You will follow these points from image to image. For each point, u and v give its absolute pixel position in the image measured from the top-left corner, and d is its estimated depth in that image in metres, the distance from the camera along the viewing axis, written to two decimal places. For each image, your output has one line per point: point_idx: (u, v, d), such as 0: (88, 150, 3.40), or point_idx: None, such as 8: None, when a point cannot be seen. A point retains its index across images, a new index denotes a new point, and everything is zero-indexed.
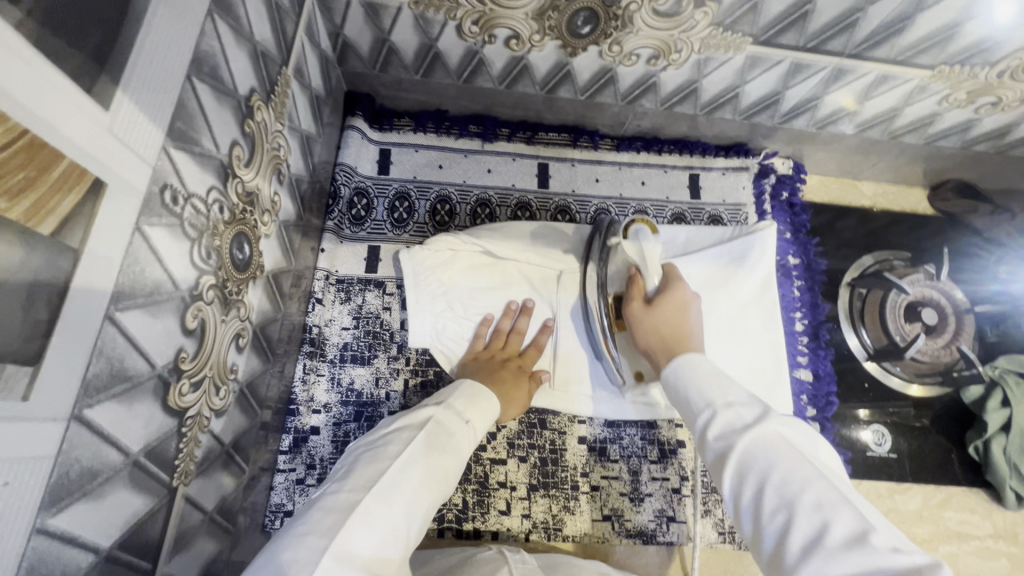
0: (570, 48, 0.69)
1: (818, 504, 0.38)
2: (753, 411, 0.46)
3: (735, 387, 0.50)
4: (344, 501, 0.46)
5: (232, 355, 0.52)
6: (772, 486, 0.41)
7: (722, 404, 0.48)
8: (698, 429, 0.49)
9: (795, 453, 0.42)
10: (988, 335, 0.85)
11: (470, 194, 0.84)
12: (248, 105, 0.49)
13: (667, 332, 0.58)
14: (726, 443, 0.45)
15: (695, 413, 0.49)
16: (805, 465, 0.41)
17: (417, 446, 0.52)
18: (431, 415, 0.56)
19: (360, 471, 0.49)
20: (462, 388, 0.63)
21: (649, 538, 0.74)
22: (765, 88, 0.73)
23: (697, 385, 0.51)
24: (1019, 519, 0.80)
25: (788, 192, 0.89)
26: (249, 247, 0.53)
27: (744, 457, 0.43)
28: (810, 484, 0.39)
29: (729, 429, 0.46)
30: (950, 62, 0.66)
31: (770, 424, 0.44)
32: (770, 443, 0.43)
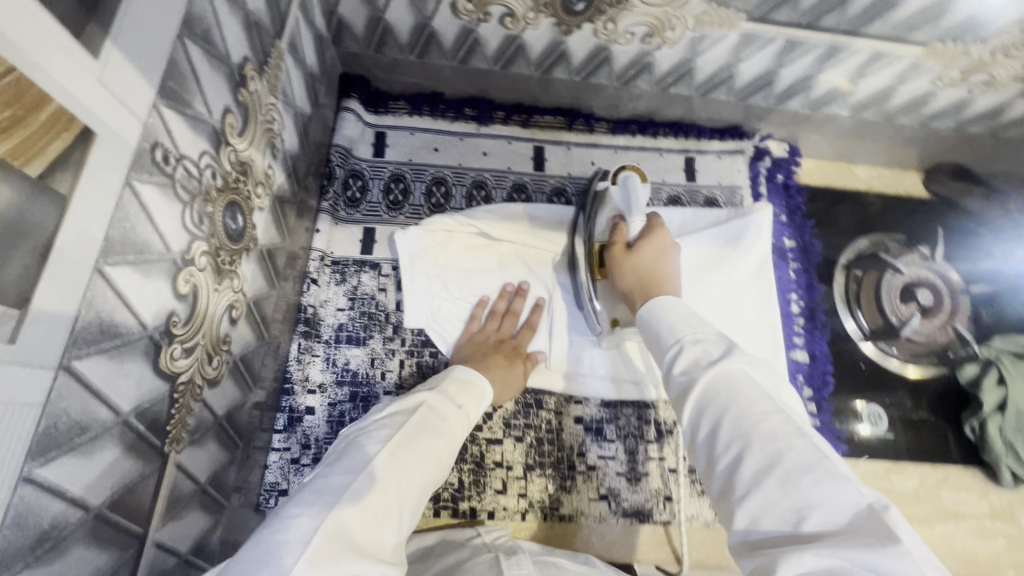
0: (565, 25, 0.69)
1: (774, 438, 0.38)
2: (719, 347, 0.46)
3: (706, 324, 0.49)
4: (337, 482, 0.45)
5: (226, 326, 0.52)
6: (728, 419, 0.40)
7: (690, 339, 0.48)
8: (665, 364, 0.49)
9: (755, 389, 0.42)
10: (982, 315, 0.85)
11: (466, 177, 0.84)
12: (241, 74, 0.49)
13: (645, 274, 0.61)
14: (689, 377, 0.45)
15: (663, 349, 0.50)
16: (765, 401, 0.41)
17: (409, 430, 0.52)
18: (424, 400, 0.57)
19: (351, 455, 0.48)
20: (452, 374, 0.63)
21: (645, 517, 0.73)
22: (759, 67, 0.74)
23: (668, 322, 0.51)
24: (1016, 499, 0.80)
25: (784, 175, 0.89)
26: (242, 217, 0.53)
27: (706, 392, 0.43)
28: (765, 418, 0.39)
29: (693, 364, 0.46)
30: (944, 39, 0.66)
31: (734, 360, 0.44)
32: (731, 378, 0.43)
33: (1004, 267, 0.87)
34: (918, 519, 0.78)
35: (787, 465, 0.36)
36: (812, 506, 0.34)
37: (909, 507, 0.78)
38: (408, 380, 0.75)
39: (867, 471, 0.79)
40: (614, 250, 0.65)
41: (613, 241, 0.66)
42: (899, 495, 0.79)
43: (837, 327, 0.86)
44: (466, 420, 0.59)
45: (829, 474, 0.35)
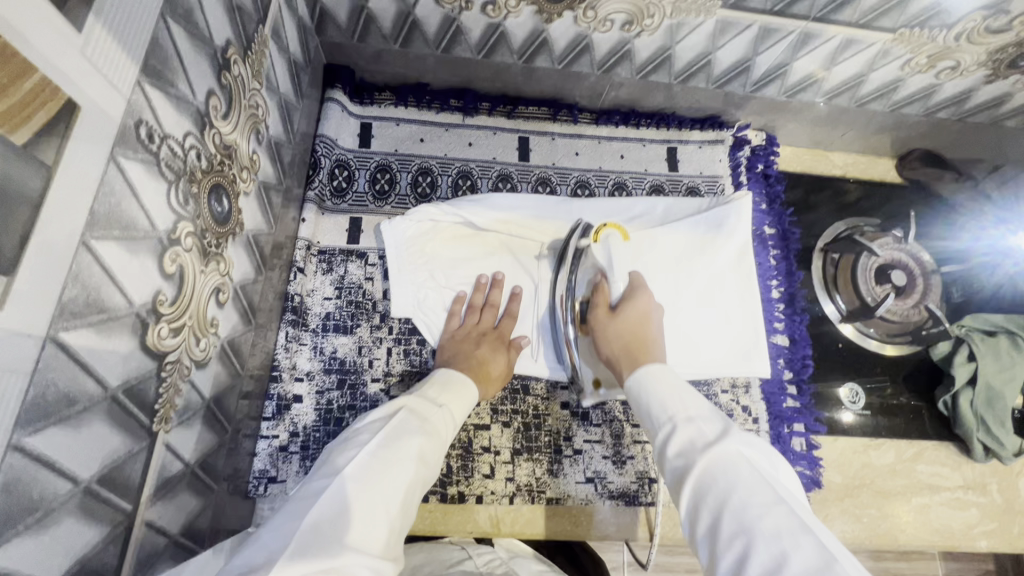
0: (546, 13, 0.70)
1: (776, 532, 0.40)
2: (714, 429, 0.49)
3: (697, 403, 0.53)
4: (315, 487, 0.46)
5: (212, 309, 0.52)
6: (728, 510, 0.42)
7: (682, 418, 0.51)
8: (658, 443, 0.52)
9: (753, 477, 0.44)
10: (953, 296, 0.88)
11: (452, 166, 0.85)
12: (224, 57, 0.49)
13: (631, 339, 0.64)
14: (685, 460, 0.48)
15: (656, 428, 0.53)
16: (765, 491, 0.43)
17: (389, 431, 0.52)
18: (405, 403, 0.57)
19: (333, 460, 0.49)
20: (434, 379, 0.64)
21: (631, 500, 0.74)
22: (735, 55, 0.76)
23: (658, 398, 0.54)
24: (988, 471, 0.83)
25: (763, 164, 0.91)
26: (227, 201, 0.53)
27: (704, 478, 0.46)
28: (766, 510, 0.41)
29: (688, 447, 0.49)
30: (910, 25, 0.68)
31: (729, 444, 0.47)
32: (729, 463, 0.45)
33: (977, 247, 0.89)
34: (895, 492, 0.80)
35: (794, 562, 0.37)
36: None
37: (886, 481, 0.81)
38: (396, 368, 0.75)
39: (846, 448, 0.82)
40: (598, 312, 0.68)
41: (597, 302, 0.69)
42: (877, 469, 0.81)
43: (815, 310, 0.88)
44: (450, 418, 0.60)
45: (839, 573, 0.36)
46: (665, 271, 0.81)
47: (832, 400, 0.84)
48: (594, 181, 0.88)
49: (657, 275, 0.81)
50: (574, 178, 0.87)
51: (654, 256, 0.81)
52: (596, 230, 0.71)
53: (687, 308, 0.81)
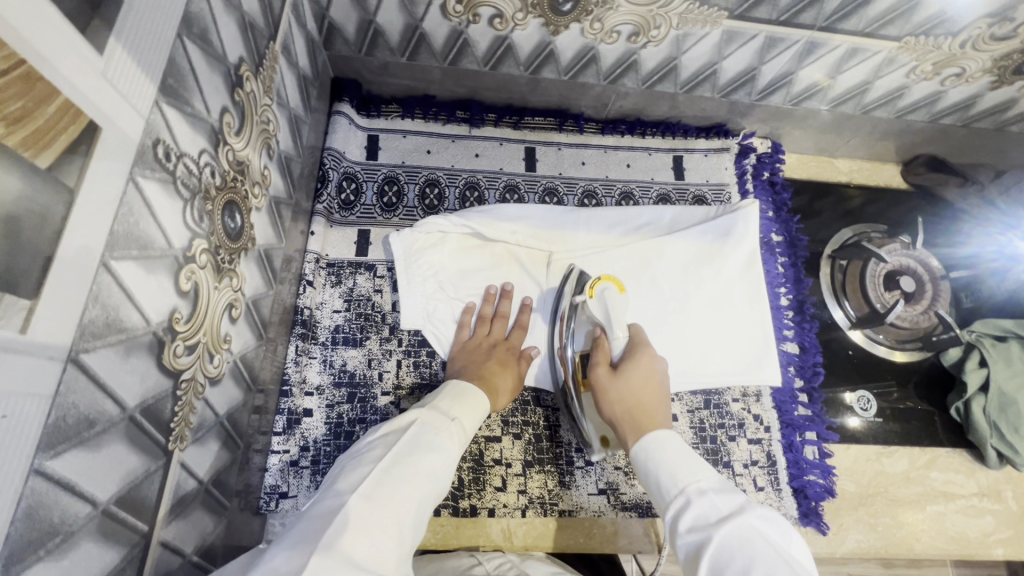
0: (553, 26, 0.70)
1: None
2: (727, 502, 0.49)
3: (706, 471, 0.53)
4: (327, 507, 0.46)
5: (225, 325, 0.52)
6: None
7: (695, 491, 0.51)
8: (670, 518, 0.51)
9: (771, 552, 0.44)
10: (963, 301, 0.88)
11: (459, 177, 0.85)
12: (237, 74, 0.50)
13: (633, 403, 0.62)
14: (700, 536, 0.47)
15: (667, 503, 0.52)
16: (782, 568, 0.42)
17: (400, 447, 0.51)
18: (416, 416, 0.56)
19: (344, 478, 0.49)
20: (447, 390, 0.64)
21: (644, 511, 0.73)
22: (741, 64, 0.76)
23: (667, 467, 0.54)
24: (1002, 477, 0.83)
25: (769, 171, 0.91)
26: (240, 217, 0.53)
27: (720, 553, 0.45)
28: None
29: (702, 522, 0.48)
30: (916, 34, 0.69)
31: (743, 518, 0.46)
32: (746, 538, 0.45)
33: (986, 251, 0.89)
34: (909, 500, 0.79)
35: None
36: None
37: (900, 489, 0.80)
38: (405, 381, 0.75)
39: (859, 456, 0.81)
40: (598, 369, 0.66)
41: (597, 360, 0.67)
42: (890, 477, 0.80)
43: (824, 317, 0.88)
44: (464, 430, 0.59)
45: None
46: (674, 280, 0.81)
47: (844, 407, 0.83)
48: (601, 191, 0.88)
49: (665, 284, 0.81)
50: (580, 188, 0.88)
51: (664, 264, 0.81)
52: (590, 284, 0.71)
53: (697, 316, 0.80)
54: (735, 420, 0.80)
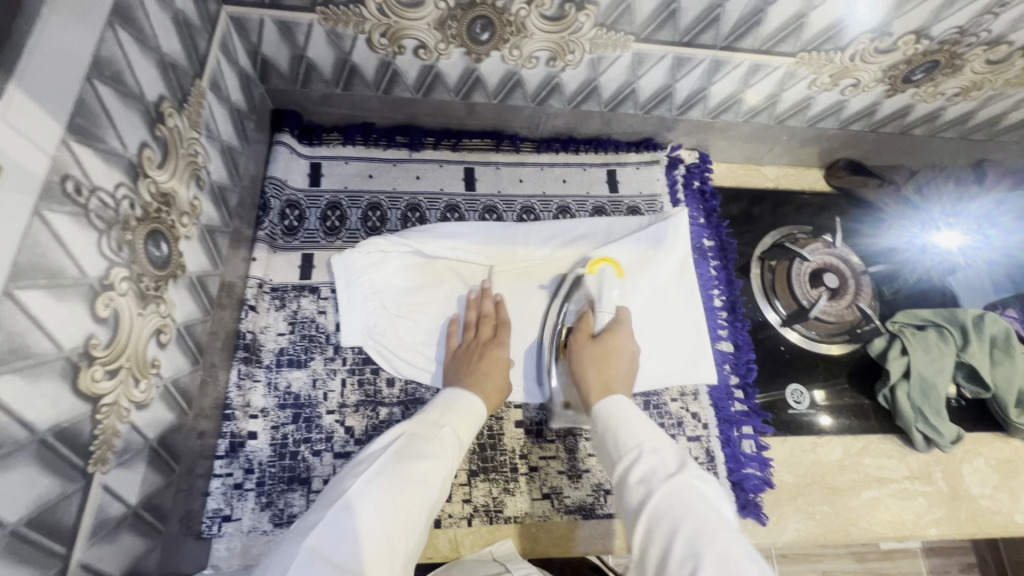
0: (475, 54, 0.75)
1: (722, 554, 0.47)
2: (673, 461, 0.56)
3: (660, 435, 0.60)
4: (311, 519, 0.50)
5: (153, 349, 0.53)
6: (681, 537, 0.49)
7: (646, 450, 0.58)
8: (620, 470, 0.58)
9: (704, 503, 0.52)
10: (884, 293, 0.93)
11: (400, 200, 0.88)
12: (157, 111, 0.52)
13: (601, 366, 0.71)
14: (648, 487, 0.55)
15: (620, 455, 0.59)
16: (713, 518, 0.50)
17: (385, 459, 0.55)
18: (405, 429, 0.60)
19: (330, 494, 0.53)
20: (439, 402, 0.67)
21: (588, 513, 0.75)
22: (656, 83, 0.81)
23: (624, 428, 0.61)
24: (932, 460, 0.86)
25: (698, 181, 0.97)
26: (166, 245, 0.55)
27: (660, 503, 0.52)
28: (714, 537, 0.48)
29: (650, 474, 0.56)
30: (809, 49, 0.75)
31: (686, 476, 0.54)
32: (686, 492, 0.52)
33: (901, 243, 0.95)
34: (846, 487, 0.83)
35: None
36: None
37: (836, 477, 0.83)
38: (350, 399, 0.76)
39: (795, 447, 0.85)
40: (579, 336, 0.75)
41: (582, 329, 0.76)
42: (827, 466, 0.84)
43: (757, 317, 0.92)
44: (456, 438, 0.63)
45: None
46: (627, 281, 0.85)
47: (778, 400, 0.87)
48: (538, 206, 0.92)
49: None
50: (519, 205, 0.92)
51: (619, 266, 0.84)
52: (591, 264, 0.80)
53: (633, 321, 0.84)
54: (673, 418, 0.83)
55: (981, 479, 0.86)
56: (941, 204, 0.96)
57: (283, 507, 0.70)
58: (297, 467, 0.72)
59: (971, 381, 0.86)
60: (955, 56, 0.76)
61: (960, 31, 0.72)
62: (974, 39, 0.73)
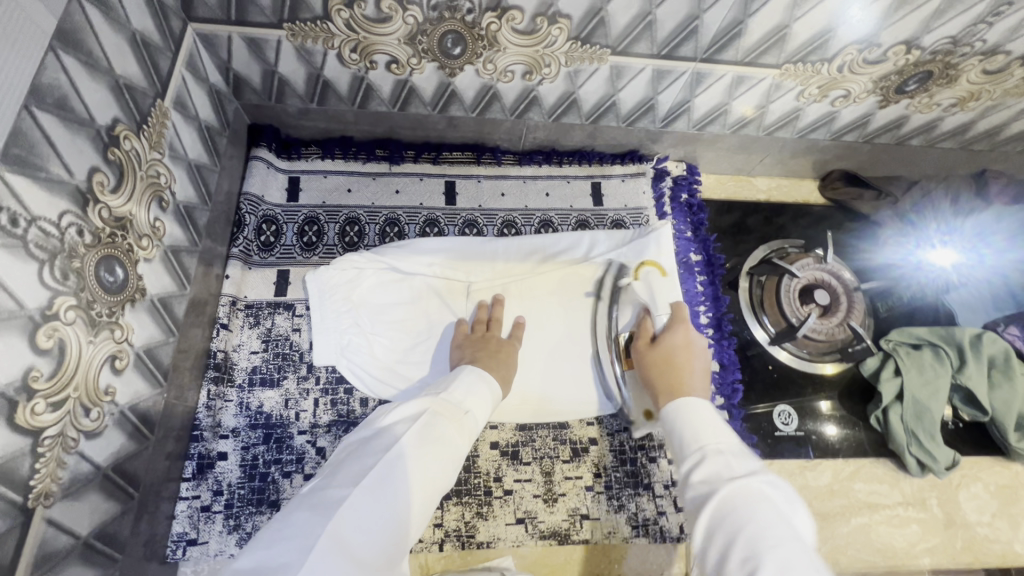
0: (448, 68, 0.73)
1: (785, 563, 0.42)
2: (741, 462, 0.51)
3: (726, 434, 0.55)
4: (331, 496, 0.49)
5: (106, 376, 0.52)
6: (744, 541, 0.44)
7: (712, 450, 0.53)
8: (685, 469, 0.54)
9: (774, 511, 0.46)
10: (879, 310, 0.91)
11: (379, 214, 0.87)
12: (110, 135, 0.51)
13: (665, 365, 0.68)
14: (709, 487, 0.50)
15: (685, 456, 0.55)
16: (784, 527, 0.44)
17: (410, 441, 0.55)
18: (429, 408, 0.60)
19: (349, 469, 0.52)
20: (460, 377, 0.67)
21: (563, 538, 0.74)
22: (637, 95, 0.79)
23: (688, 428, 0.57)
24: (927, 485, 0.83)
25: (686, 193, 0.95)
26: (122, 270, 0.54)
27: (723, 503, 0.47)
28: (782, 545, 0.43)
29: (714, 476, 0.50)
30: (794, 60, 0.72)
31: (757, 480, 0.48)
32: (756, 496, 0.47)
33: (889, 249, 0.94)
34: (834, 514, 0.80)
35: None
36: None
37: (823, 502, 0.80)
38: (322, 419, 0.75)
39: (782, 471, 0.82)
40: (639, 342, 0.74)
41: (640, 333, 0.75)
42: (815, 491, 0.81)
43: (745, 335, 0.89)
44: (473, 425, 0.63)
45: None
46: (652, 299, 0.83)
47: (766, 422, 0.84)
48: (520, 220, 0.90)
49: (576, 309, 0.84)
50: (500, 219, 0.90)
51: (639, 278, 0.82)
52: (636, 269, 0.82)
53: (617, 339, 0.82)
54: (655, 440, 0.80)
55: (979, 505, 0.82)
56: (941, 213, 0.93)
57: (250, 529, 0.69)
58: (266, 490, 0.71)
59: (968, 404, 0.82)
60: (948, 66, 0.73)
61: (953, 41, 0.69)
62: (968, 49, 0.70)
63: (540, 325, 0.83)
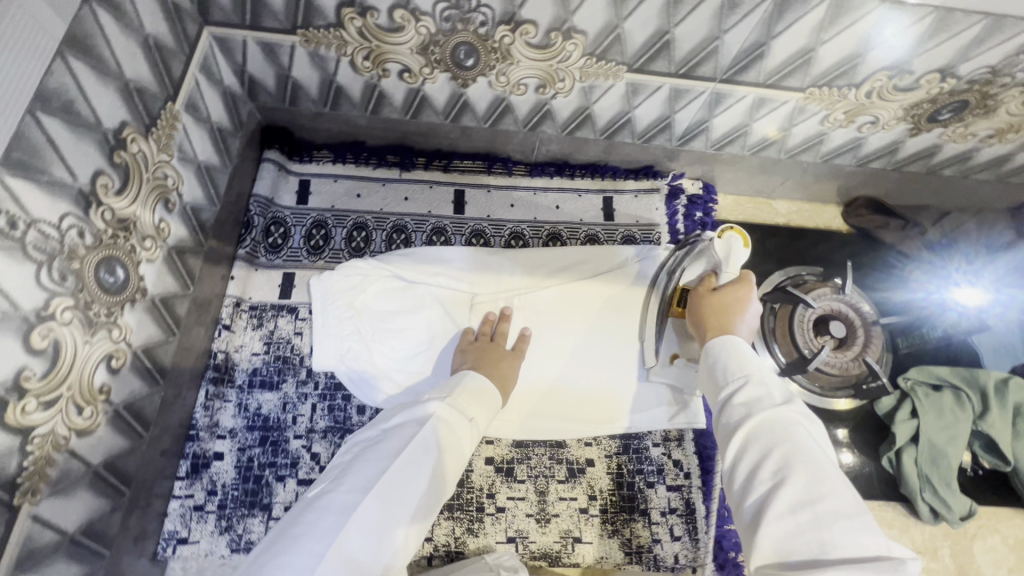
0: (461, 79, 0.72)
1: (815, 479, 0.44)
2: (780, 393, 0.52)
3: (768, 368, 0.55)
4: (341, 501, 0.51)
5: (102, 374, 0.53)
6: (776, 457, 0.46)
7: (754, 379, 0.54)
8: (724, 396, 0.54)
9: (808, 437, 0.47)
10: (899, 345, 0.86)
11: (387, 221, 0.87)
12: (117, 138, 0.52)
13: (723, 315, 0.65)
14: (747, 411, 0.51)
15: (726, 382, 0.55)
16: (816, 450, 0.46)
17: (414, 447, 0.55)
18: (434, 412, 0.59)
19: (356, 473, 0.53)
20: (466, 385, 0.65)
21: (553, 560, 0.72)
22: (654, 112, 0.77)
23: (735, 360, 0.56)
24: (940, 533, 0.79)
25: (701, 212, 0.92)
26: (124, 271, 0.55)
27: (760, 428, 0.49)
28: (814, 463, 0.45)
29: (753, 400, 0.52)
30: (819, 84, 0.69)
31: (793, 407, 0.50)
32: (790, 423, 0.48)
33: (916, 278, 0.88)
34: None
35: (825, 503, 0.42)
36: (836, 546, 0.40)
37: None
38: (319, 425, 0.75)
39: None
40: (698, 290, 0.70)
41: (700, 285, 0.71)
42: None
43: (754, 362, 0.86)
44: (476, 430, 0.62)
45: (862, 522, 0.41)
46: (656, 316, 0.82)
47: None
48: (529, 232, 0.89)
49: (583, 323, 0.81)
50: (508, 230, 0.89)
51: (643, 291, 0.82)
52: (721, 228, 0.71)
53: (619, 358, 0.80)
54: (655, 466, 0.78)
55: (994, 559, 0.78)
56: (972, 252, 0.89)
57: (241, 531, 0.69)
58: (259, 492, 0.71)
59: (989, 452, 0.78)
60: (986, 96, 0.69)
61: (992, 71, 0.65)
62: (1008, 79, 0.66)
63: (547, 338, 0.81)
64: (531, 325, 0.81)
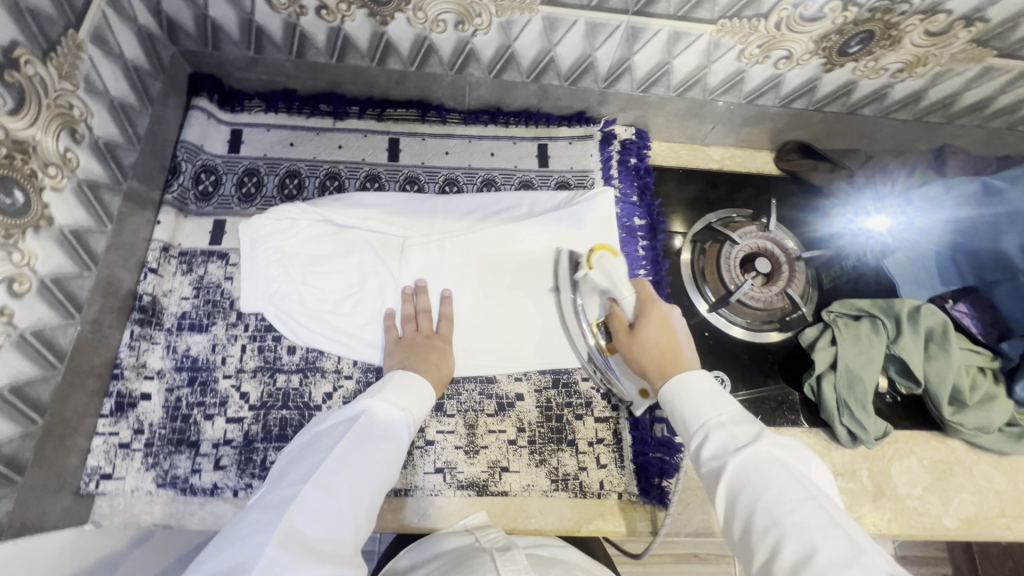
0: (379, 16, 0.73)
1: (806, 528, 0.40)
2: (745, 432, 0.50)
3: (728, 403, 0.53)
4: (281, 496, 0.47)
5: (0, 296, 0.53)
6: (761, 509, 0.43)
7: (713, 424, 0.52)
8: (693, 450, 0.52)
9: (787, 476, 0.45)
10: (824, 280, 0.89)
11: (320, 168, 0.87)
12: (8, 56, 0.52)
13: (657, 350, 0.64)
14: (721, 462, 0.48)
15: (689, 438, 0.53)
16: (801, 491, 0.43)
17: (352, 436, 0.53)
18: (365, 406, 0.58)
19: (295, 470, 0.50)
20: (395, 381, 0.64)
21: (481, 489, 0.74)
22: (575, 51, 0.78)
23: (690, 404, 0.55)
24: (859, 457, 0.82)
25: (635, 158, 0.94)
26: (23, 194, 0.55)
27: (735, 480, 0.46)
28: (797, 505, 0.42)
29: (722, 449, 0.49)
30: (728, 16, 0.70)
31: (762, 444, 0.47)
32: (763, 465, 0.46)
33: (844, 207, 0.93)
34: None
35: (823, 553, 0.38)
36: None
37: None
38: (248, 365, 0.76)
39: None
40: (620, 335, 0.69)
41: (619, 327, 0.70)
42: None
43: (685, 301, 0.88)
44: (413, 424, 0.60)
45: (865, 565, 0.37)
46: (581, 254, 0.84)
47: None
48: (463, 179, 0.90)
49: (512, 266, 0.83)
50: (442, 176, 0.90)
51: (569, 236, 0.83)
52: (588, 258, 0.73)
53: (540, 300, 0.82)
54: (583, 399, 0.79)
55: (911, 478, 0.81)
56: (909, 175, 0.90)
57: (167, 468, 0.70)
58: (185, 430, 0.71)
59: (903, 375, 0.81)
60: (889, 25, 0.71)
61: None
62: (907, 7, 0.68)
63: (475, 282, 0.82)
64: (450, 286, 0.81)
